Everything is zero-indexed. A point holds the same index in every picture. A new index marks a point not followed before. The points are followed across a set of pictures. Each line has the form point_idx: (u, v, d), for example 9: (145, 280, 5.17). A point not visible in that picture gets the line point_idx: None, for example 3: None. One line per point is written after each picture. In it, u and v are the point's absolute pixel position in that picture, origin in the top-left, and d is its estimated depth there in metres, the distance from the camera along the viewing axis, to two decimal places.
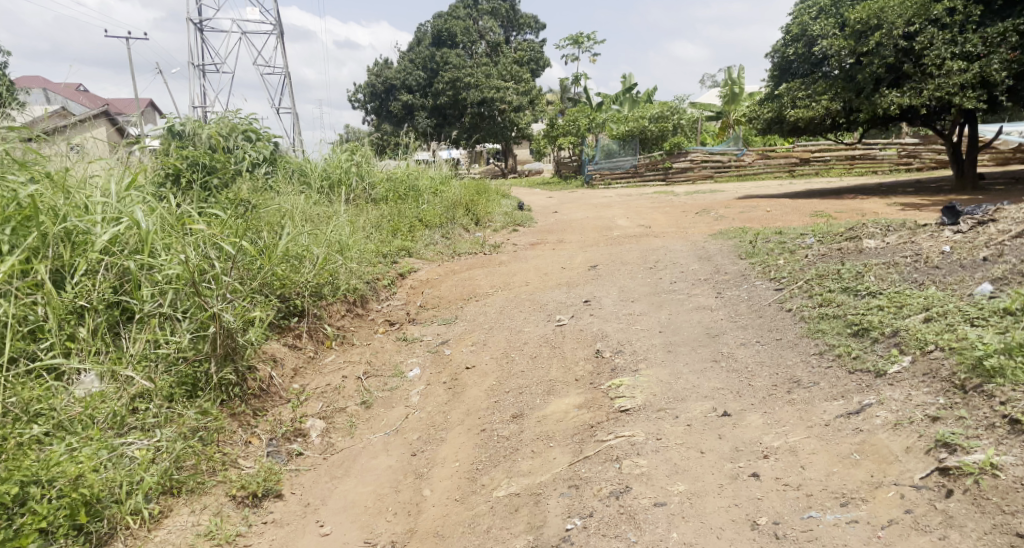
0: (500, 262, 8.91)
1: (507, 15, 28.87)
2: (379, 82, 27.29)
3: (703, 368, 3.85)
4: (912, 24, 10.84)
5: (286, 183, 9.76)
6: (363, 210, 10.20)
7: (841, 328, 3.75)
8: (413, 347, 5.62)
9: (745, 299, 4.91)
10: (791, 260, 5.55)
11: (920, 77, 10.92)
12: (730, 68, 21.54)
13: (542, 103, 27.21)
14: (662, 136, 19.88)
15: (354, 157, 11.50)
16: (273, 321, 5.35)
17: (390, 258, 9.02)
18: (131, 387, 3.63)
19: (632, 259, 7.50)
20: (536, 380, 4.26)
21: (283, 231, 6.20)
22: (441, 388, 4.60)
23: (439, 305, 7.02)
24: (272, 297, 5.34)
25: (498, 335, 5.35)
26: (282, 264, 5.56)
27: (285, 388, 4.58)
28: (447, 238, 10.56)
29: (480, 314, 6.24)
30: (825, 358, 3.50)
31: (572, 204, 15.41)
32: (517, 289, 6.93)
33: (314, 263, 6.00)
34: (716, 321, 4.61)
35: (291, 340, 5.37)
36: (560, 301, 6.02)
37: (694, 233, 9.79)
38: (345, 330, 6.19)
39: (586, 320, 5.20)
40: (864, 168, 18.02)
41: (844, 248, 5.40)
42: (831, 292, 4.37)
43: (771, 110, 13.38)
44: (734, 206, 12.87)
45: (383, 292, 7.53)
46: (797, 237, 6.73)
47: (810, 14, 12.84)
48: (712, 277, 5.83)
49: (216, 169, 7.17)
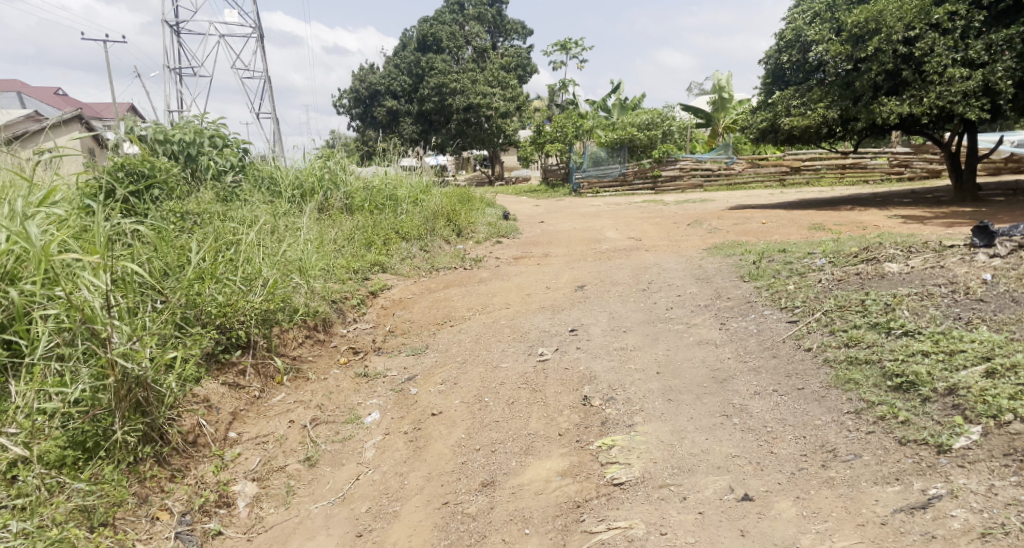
0: (480, 279, 8.24)
1: (494, 21, 28.27)
2: (363, 88, 26.43)
3: (710, 426, 3.21)
4: (912, 29, 10.27)
5: (253, 193, 9.11)
6: (335, 222, 9.52)
7: (877, 377, 3.11)
8: (374, 384, 4.91)
9: (755, 333, 4.27)
10: (802, 285, 4.91)
11: (920, 84, 10.37)
12: (719, 74, 20.77)
13: (529, 110, 26.63)
14: (651, 144, 19.45)
15: (329, 164, 10.78)
16: (212, 354, 4.73)
17: (361, 274, 8.33)
18: (7, 454, 3.01)
19: (622, 279, 6.84)
20: (510, 434, 3.61)
21: (226, 250, 5.56)
22: (401, 439, 3.96)
23: (409, 331, 6.32)
24: (208, 327, 4.72)
25: (471, 372, 4.69)
26: (221, 290, 4.93)
27: (216, 439, 3.98)
28: (426, 251, 9.88)
29: (453, 343, 5.56)
30: (863, 418, 2.85)
31: (558, 213, 14.81)
32: (494, 314, 6.24)
33: (262, 286, 5.34)
34: (723, 360, 3.96)
35: (232, 378, 4.75)
36: (543, 329, 5.35)
37: (686, 248, 9.18)
38: (302, 362, 5.54)
39: (573, 356, 4.54)
40: (856, 178, 17.47)
41: (864, 272, 4.75)
42: (857, 329, 3.73)
43: (765, 118, 12.76)
44: (729, 217, 12.30)
45: (350, 313, 6.86)
46: (803, 256, 6.10)
47: (804, 18, 12.27)
48: (713, 303, 5.19)
49: (160, 182, 6.48)
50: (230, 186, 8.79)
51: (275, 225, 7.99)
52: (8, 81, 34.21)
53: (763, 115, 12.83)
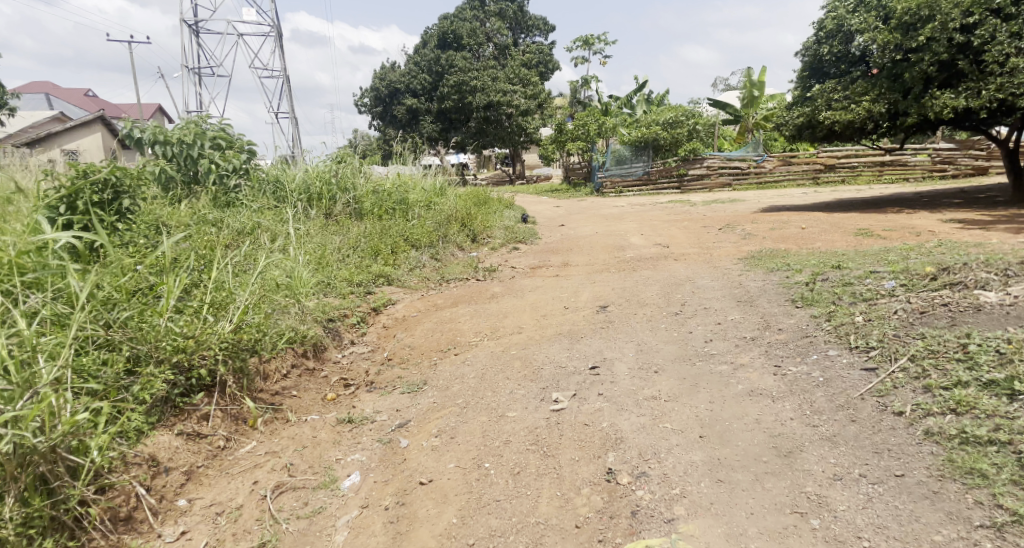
0: (493, 294, 7.46)
1: (516, 17, 27.40)
2: (383, 86, 25.91)
3: (780, 530, 2.53)
4: (971, 15, 9.34)
5: (255, 199, 8.45)
6: (340, 230, 8.79)
7: (1013, 470, 2.52)
8: (357, 432, 4.12)
9: (822, 384, 3.43)
10: (872, 317, 4.08)
11: (977, 76, 9.41)
12: (751, 68, 19.70)
13: (551, 108, 25.70)
14: (677, 144, 18.01)
15: (338, 166, 10.00)
16: (167, 398, 3.90)
17: (364, 288, 7.57)
18: None
19: (651, 298, 6.00)
20: (513, 523, 2.89)
21: (192, 275, 4.75)
22: (380, 517, 3.20)
23: (407, 359, 5.52)
24: (161, 367, 3.89)
25: (473, 422, 3.90)
26: (181, 322, 4.09)
27: (158, 512, 3.32)
28: (437, 260, 9.07)
29: (455, 378, 4.75)
30: (1009, 540, 2.33)
31: (580, 215, 13.97)
32: (505, 340, 5.44)
33: (233, 312, 4.48)
34: (783, 422, 3.12)
35: (192, 426, 3.92)
36: (559, 365, 4.53)
37: (720, 258, 8.30)
38: (283, 397, 4.74)
39: (594, 406, 3.74)
40: (896, 176, 16.44)
41: (952, 303, 3.94)
42: (964, 388, 2.95)
43: (802, 113, 11.79)
44: (765, 220, 11.39)
45: (347, 334, 6.08)
46: (866, 274, 5.25)
47: (847, 6, 11.32)
48: (762, 337, 4.39)
49: (126, 190, 5.62)
50: (230, 193, 8.15)
51: (266, 241, 7.31)
52: (36, 82, 34.51)
53: (800, 110, 11.85)
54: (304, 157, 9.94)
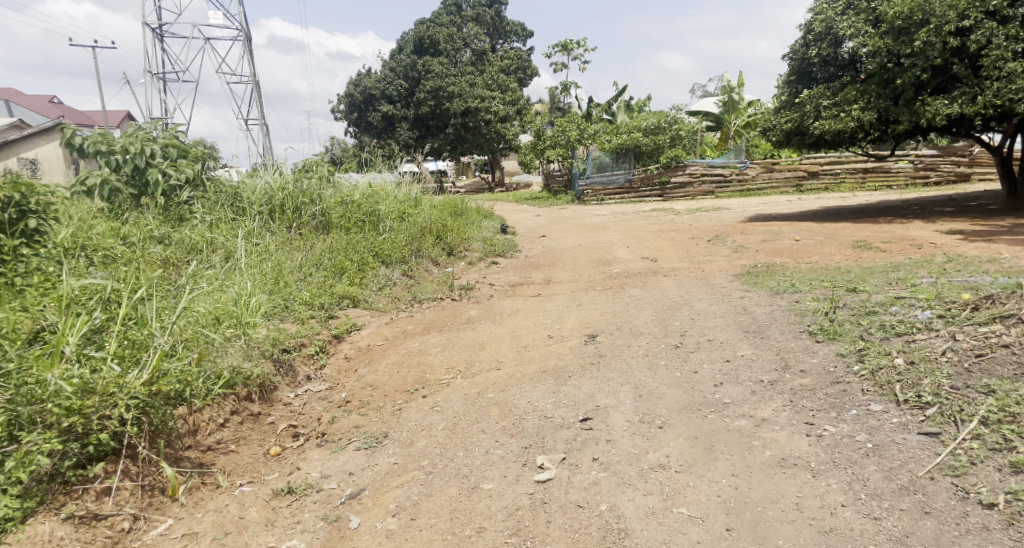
0: (469, 318, 6.72)
1: (494, 22, 26.66)
2: (358, 92, 25.17)
3: None
4: (966, 18, 8.78)
5: (211, 212, 7.60)
6: (303, 245, 7.98)
7: None
8: (303, 504, 3.41)
9: (872, 454, 2.89)
10: (918, 359, 3.42)
11: (973, 81, 8.85)
12: (727, 74, 19.45)
13: (530, 114, 24.99)
14: (658, 149, 17.45)
15: (304, 176, 9.15)
16: (54, 473, 3.17)
17: (326, 311, 6.73)
18: None
19: (645, 326, 5.28)
20: None
21: (99, 315, 3.90)
22: None
23: (368, 403, 4.70)
24: (47, 434, 3.12)
25: (439, 495, 3.19)
26: (75, 374, 3.28)
27: None
28: (409, 277, 8.28)
29: (421, 429, 3.99)
30: None
31: (562, 225, 13.31)
32: (481, 380, 4.69)
33: (148, 361, 3.64)
34: (834, 511, 2.64)
35: (88, 505, 3.18)
36: (544, 416, 3.79)
37: (713, 274, 7.66)
38: (216, 454, 3.93)
39: (589, 478, 3.06)
40: (879, 183, 15.95)
41: (1015, 344, 3.29)
42: None
43: (790, 119, 11.17)
44: (756, 230, 10.79)
45: (302, 369, 5.24)
46: (889, 299, 4.60)
47: (835, 9, 10.72)
48: (782, 381, 3.70)
49: (36, 208, 4.72)
50: (183, 207, 7.32)
51: (215, 260, 6.51)
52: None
53: (787, 116, 11.23)
54: (264, 165, 9.12)
